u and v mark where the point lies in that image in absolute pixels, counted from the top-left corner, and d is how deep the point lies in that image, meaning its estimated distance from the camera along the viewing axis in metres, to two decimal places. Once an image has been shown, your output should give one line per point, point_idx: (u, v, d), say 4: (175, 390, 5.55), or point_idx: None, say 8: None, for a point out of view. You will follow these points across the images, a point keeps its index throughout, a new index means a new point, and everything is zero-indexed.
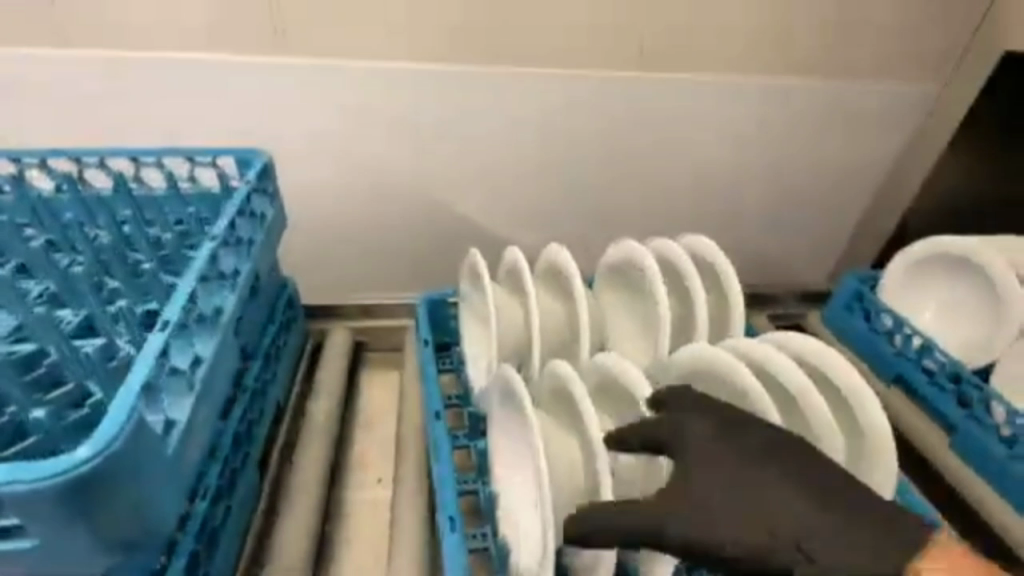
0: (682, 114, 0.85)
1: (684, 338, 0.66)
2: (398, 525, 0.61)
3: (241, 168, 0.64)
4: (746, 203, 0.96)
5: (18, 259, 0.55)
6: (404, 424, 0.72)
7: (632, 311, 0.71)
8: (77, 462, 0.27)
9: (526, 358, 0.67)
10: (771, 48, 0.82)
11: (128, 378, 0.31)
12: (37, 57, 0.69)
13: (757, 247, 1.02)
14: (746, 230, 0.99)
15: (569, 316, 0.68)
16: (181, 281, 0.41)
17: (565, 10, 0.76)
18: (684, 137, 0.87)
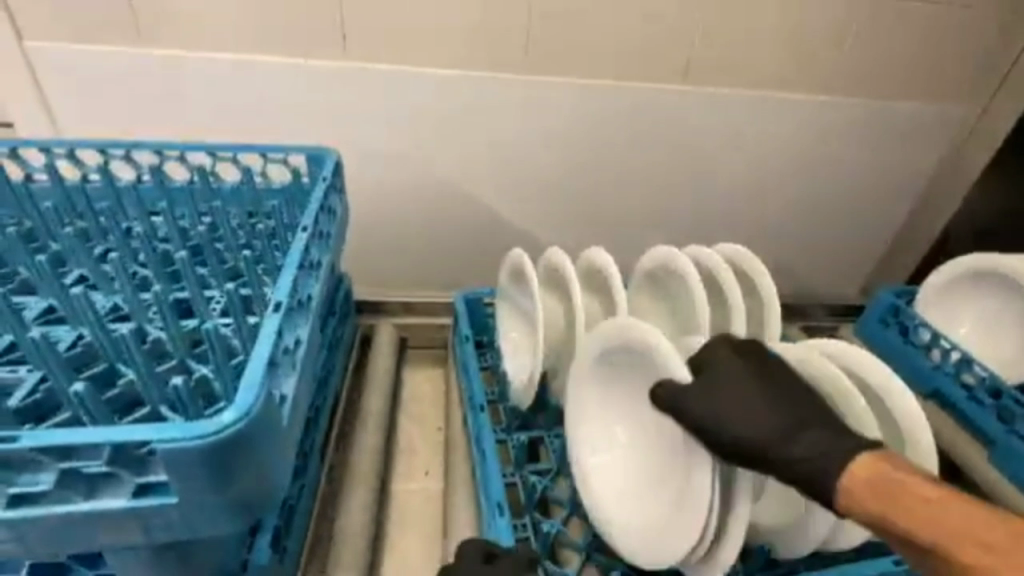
0: (723, 127, 0.87)
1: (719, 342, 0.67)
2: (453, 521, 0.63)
3: (311, 165, 0.67)
4: (775, 215, 0.97)
5: (107, 244, 0.58)
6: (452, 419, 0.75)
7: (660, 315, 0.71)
8: (223, 425, 0.28)
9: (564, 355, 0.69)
10: (795, 63, 0.82)
11: (254, 355, 0.33)
12: (114, 56, 0.73)
13: (787, 259, 1.03)
14: (776, 242, 1.01)
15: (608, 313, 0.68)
16: (283, 269, 0.44)
17: (578, 15, 0.76)
18: (724, 147, 0.89)
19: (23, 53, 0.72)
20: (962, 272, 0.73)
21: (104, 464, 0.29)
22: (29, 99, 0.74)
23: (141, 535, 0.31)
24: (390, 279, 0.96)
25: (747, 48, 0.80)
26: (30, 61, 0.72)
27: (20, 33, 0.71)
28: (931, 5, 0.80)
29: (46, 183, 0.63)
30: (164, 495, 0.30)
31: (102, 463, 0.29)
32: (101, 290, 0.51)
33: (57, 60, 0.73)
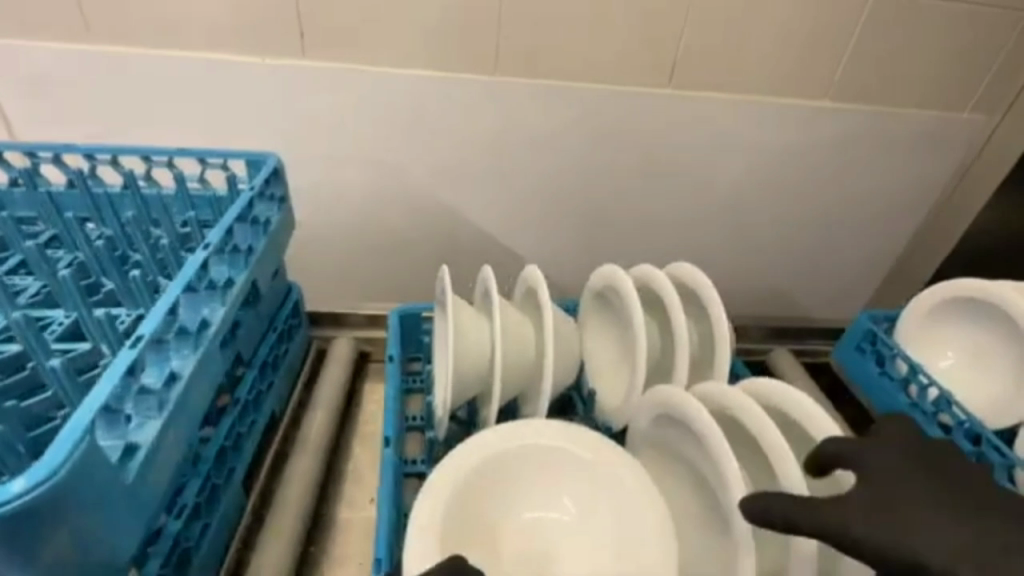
0: (713, 135, 0.81)
1: (665, 365, 0.64)
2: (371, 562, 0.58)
3: (250, 171, 0.62)
4: (768, 229, 0.92)
5: (19, 255, 0.54)
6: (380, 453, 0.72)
7: (614, 336, 0.68)
8: (11, 495, 0.25)
9: (487, 388, 0.61)
10: (789, 69, 0.76)
11: (82, 407, 0.29)
12: (54, 52, 0.67)
13: (780, 276, 0.97)
14: (768, 258, 0.95)
15: (540, 342, 0.62)
16: (164, 292, 0.40)
17: (556, 16, 0.70)
18: (714, 156, 0.83)
19: None
20: (947, 298, 0.67)
21: None
22: None
23: None
24: (359, 291, 0.91)
25: (736, 52, 0.74)
26: None
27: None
28: (943, 7, 0.73)
29: None
30: None
31: None
32: None
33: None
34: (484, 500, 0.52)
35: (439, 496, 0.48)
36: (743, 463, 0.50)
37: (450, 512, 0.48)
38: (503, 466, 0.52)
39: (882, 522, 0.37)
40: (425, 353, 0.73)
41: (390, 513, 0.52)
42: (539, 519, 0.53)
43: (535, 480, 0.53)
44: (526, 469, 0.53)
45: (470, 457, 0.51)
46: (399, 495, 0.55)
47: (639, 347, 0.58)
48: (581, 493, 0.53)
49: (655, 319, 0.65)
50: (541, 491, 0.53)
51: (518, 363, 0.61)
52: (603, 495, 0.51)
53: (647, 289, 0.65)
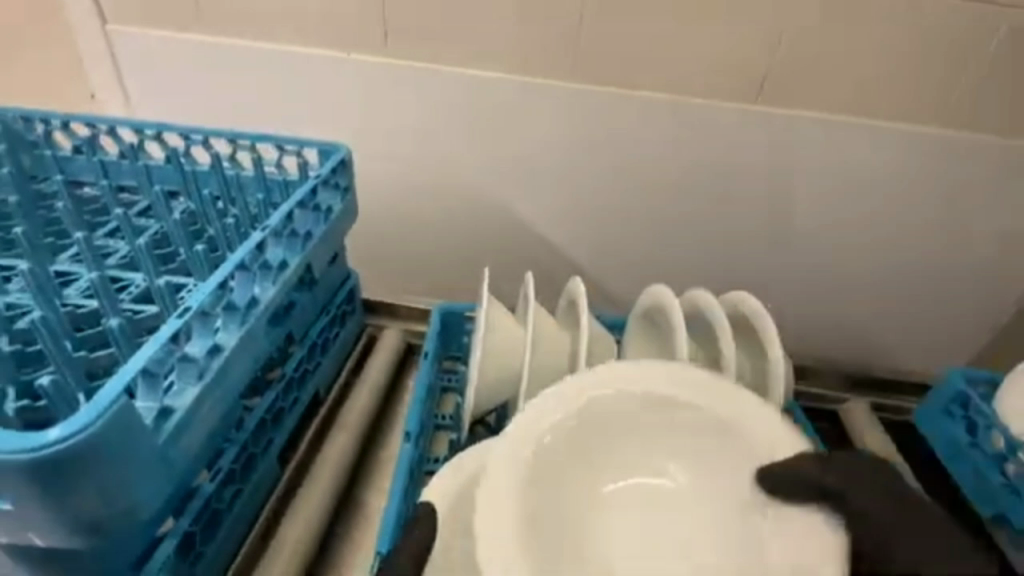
0: (808, 153, 0.73)
1: None
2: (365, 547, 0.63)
3: (321, 160, 0.65)
4: (868, 269, 0.80)
5: (113, 221, 0.59)
6: (396, 439, 0.73)
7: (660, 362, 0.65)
8: (47, 441, 0.27)
9: (515, 396, 0.60)
10: (895, 89, 0.69)
11: (125, 369, 0.32)
12: (175, 40, 0.74)
13: (880, 324, 0.84)
14: (866, 303, 0.82)
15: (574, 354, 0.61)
16: (219, 267, 0.42)
17: (636, 21, 0.68)
18: (808, 176, 0.74)
19: (104, 35, 0.75)
20: None
21: None
22: (102, 79, 0.78)
23: None
24: (410, 283, 0.88)
25: (834, 67, 0.68)
26: (109, 42, 0.75)
27: (104, 17, 0.74)
28: None
29: (85, 157, 0.67)
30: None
31: None
32: (82, 264, 0.53)
33: (131, 45, 0.75)
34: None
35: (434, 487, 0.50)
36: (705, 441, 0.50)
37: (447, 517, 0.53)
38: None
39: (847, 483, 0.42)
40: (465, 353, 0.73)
41: (397, 511, 0.53)
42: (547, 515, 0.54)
43: None
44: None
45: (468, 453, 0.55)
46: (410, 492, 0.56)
47: None
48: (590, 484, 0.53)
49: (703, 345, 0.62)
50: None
51: (550, 372, 0.60)
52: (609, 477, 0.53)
53: (698, 316, 0.62)
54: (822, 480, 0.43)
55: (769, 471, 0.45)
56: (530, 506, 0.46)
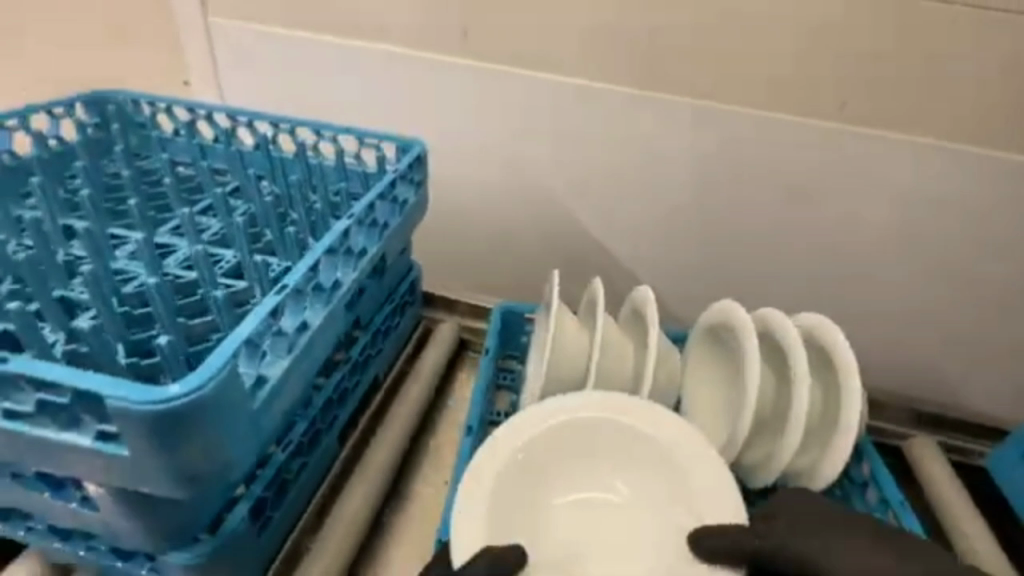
0: (892, 175, 0.70)
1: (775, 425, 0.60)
2: (412, 532, 0.65)
3: (398, 155, 0.68)
4: (949, 304, 0.75)
5: (207, 200, 0.64)
6: (446, 431, 0.75)
7: (723, 384, 0.64)
8: (168, 396, 0.29)
9: None
10: (991, 113, 0.65)
11: (232, 335, 0.34)
12: (269, 35, 0.79)
13: (959, 365, 0.78)
14: (945, 340, 0.77)
15: (638, 366, 0.61)
16: (310, 250, 0.44)
17: (716, 33, 0.67)
18: (890, 200, 0.71)
19: (206, 27, 0.81)
20: None
21: (67, 402, 0.30)
22: (199, 68, 0.83)
23: (96, 473, 0.32)
24: (465, 281, 0.90)
25: (924, 88, 0.65)
26: (209, 34, 0.81)
27: (207, 10, 0.80)
28: None
29: (183, 138, 0.71)
30: (116, 446, 0.31)
31: (65, 400, 0.30)
32: (182, 238, 0.57)
33: (229, 37, 0.81)
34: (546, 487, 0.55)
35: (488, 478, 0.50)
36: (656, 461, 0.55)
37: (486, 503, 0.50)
38: (549, 445, 0.54)
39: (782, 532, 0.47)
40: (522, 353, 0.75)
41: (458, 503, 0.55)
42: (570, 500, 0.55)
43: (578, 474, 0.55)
44: (580, 447, 0.55)
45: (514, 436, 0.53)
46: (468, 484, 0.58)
47: (748, 400, 0.56)
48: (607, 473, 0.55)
49: (771, 369, 0.61)
50: (602, 473, 0.55)
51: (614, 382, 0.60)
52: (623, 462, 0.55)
53: (767, 337, 0.61)
54: (742, 543, 0.47)
55: (698, 542, 0.48)
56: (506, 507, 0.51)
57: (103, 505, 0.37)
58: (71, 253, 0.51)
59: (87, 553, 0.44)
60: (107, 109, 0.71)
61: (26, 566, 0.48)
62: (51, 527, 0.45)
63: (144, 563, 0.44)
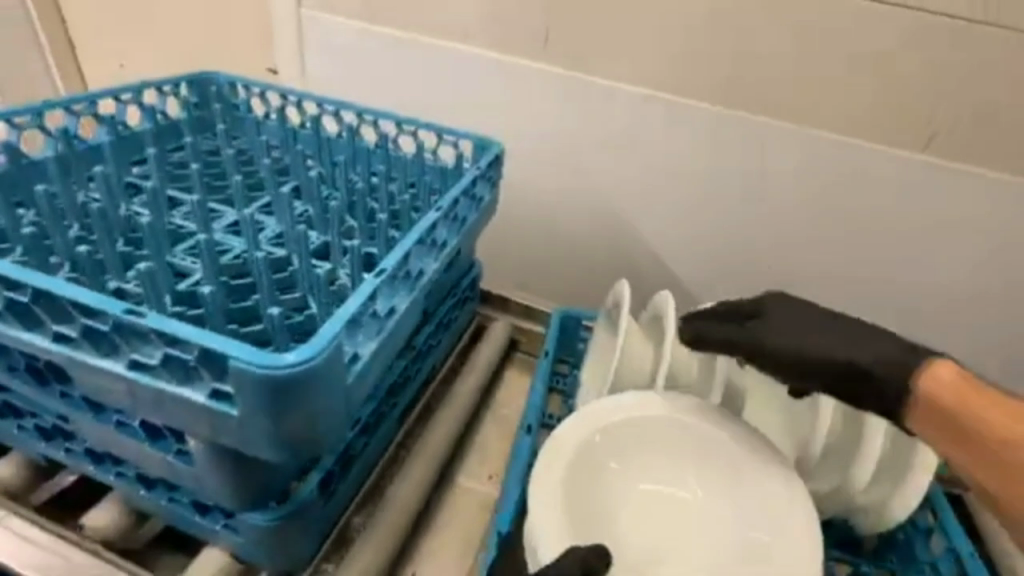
0: (970, 211, 0.69)
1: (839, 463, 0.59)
2: (456, 522, 0.66)
3: (476, 153, 0.69)
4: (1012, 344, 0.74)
5: (295, 182, 0.66)
6: (494, 427, 0.76)
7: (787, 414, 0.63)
8: (286, 363, 0.31)
9: None
10: None
11: (340, 311, 0.36)
12: (356, 28, 0.82)
13: None
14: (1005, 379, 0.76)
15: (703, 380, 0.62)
16: (401, 239, 0.46)
17: (805, 57, 0.66)
18: (965, 236, 0.70)
19: (298, 17, 0.84)
20: None
21: (191, 360, 0.32)
22: (288, 55, 0.87)
23: (205, 427, 0.34)
24: (519, 279, 0.91)
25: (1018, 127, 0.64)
26: (300, 24, 0.85)
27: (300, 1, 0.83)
28: None
29: (273, 122, 0.74)
30: (227, 405, 0.33)
31: (190, 357, 0.32)
32: (274, 216, 0.60)
33: (318, 28, 0.84)
34: (613, 482, 0.53)
35: (556, 475, 0.49)
36: (716, 469, 0.54)
37: (564, 495, 0.49)
38: (611, 445, 0.54)
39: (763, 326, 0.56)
40: (578, 359, 0.76)
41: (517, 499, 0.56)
42: (633, 499, 0.53)
43: (637, 476, 0.54)
44: (639, 449, 0.55)
45: (577, 433, 0.52)
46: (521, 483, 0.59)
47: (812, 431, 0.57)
48: (666, 476, 0.54)
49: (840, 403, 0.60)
50: (660, 476, 0.54)
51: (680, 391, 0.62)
52: (684, 466, 0.55)
53: None
54: (728, 334, 0.57)
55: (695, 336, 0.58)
56: (573, 500, 0.49)
57: (198, 461, 0.40)
58: (175, 222, 0.55)
59: (168, 503, 0.47)
60: (207, 90, 0.75)
61: (109, 510, 0.51)
62: (138, 476, 0.48)
63: (220, 518, 0.46)
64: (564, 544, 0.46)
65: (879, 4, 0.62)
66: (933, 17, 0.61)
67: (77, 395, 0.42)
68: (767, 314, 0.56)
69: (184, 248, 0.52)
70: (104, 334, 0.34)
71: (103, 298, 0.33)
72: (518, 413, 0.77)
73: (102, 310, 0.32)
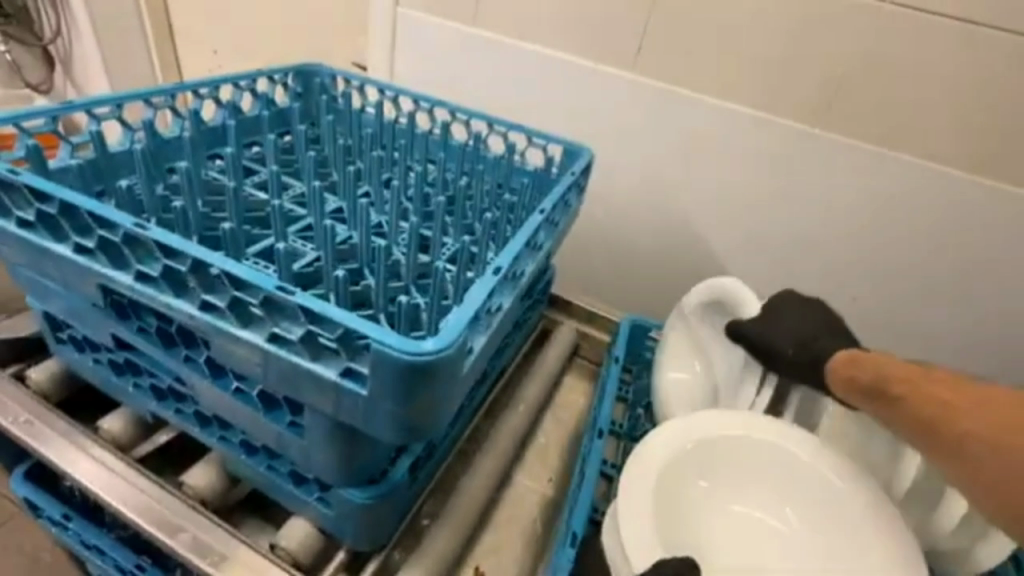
0: None
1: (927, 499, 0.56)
2: (518, 517, 0.66)
3: (565, 159, 0.70)
4: None
5: (391, 174, 0.69)
6: (555, 429, 0.76)
7: None
8: (426, 349, 0.31)
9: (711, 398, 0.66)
10: None
11: (464, 304, 0.37)
12: (448, 27, 0.84)
13: None
14: None
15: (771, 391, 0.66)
16: (510, 239, 0.47)
17: (917, 84, 0.63)
18: None
19: (394, 15, 0.87)
20: None
21: (333, 339, 0.34)
22: (381, 51, 0.90)
23: (331, 403, 0.36)
24: (585, 282, 0.92)
25: None
26: (396, 21, 0.88)
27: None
28: None
29: (370, 116, 0.76)
30: (359, 385, 0.34)
31: (331, 337, 0.34)
32: (375, 207, 0.62)
33: (412, 25, 0.87)
34: (693, 495, 0.53)
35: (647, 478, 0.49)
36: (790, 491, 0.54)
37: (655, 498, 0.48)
38: (691, 457, 0.53)
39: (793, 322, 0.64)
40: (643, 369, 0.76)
41: (588, 500, 0.57)
42: (708, 509, 0.53)
43: (709, 491, 0.54)
44: (716, 463, 0.54)
45: (667, 441, 0.52)
46: (592, 487, 0.59)
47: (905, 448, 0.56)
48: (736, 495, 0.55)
49: None
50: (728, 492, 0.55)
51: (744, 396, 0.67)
52: (755, 485, 0.55)
53: None
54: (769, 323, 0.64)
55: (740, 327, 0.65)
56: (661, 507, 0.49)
57: (310, 434, 0.42)
58: (287, 205, 0.58)
59: (266, 470, 0.50)
60: (312, 81, 0.78)
61: (207, 471, 0.54)
62: (241, 441, 0.50)
63: (314, 490, 0.49)
64: (655, 552, 0.44)
65: (997, 31, 0.58)
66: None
67: (201, 360, 0.45)
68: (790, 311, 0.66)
69: (296, 231, 0.55)
70: (249, 308, 0.36)
71: (255, 273, 0.35)
72: (580, 418, 0.77)
73: (255, 285, 0.34)
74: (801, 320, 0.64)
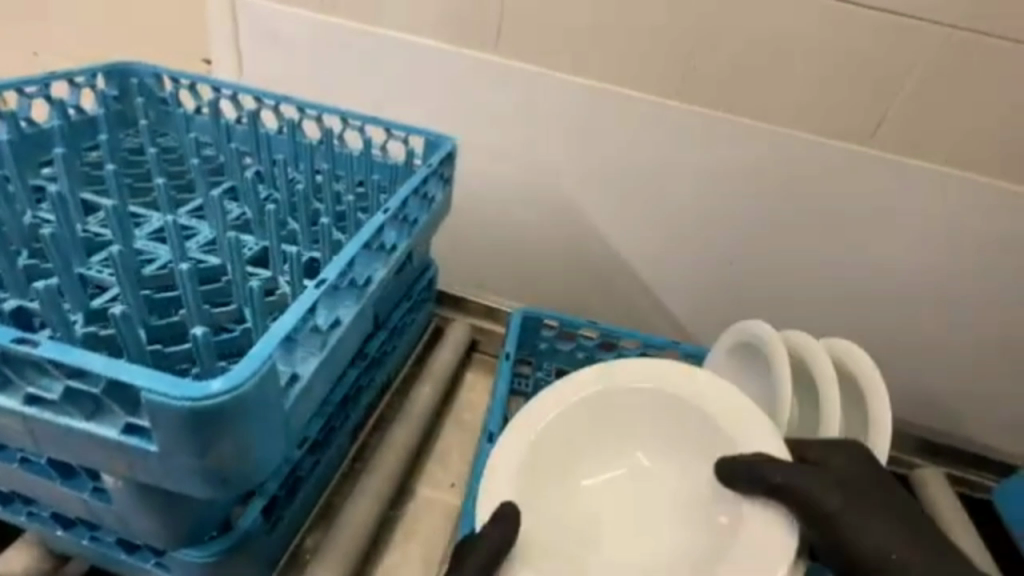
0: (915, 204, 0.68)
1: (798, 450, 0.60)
2: (417, 529, 0.63)
3: (427, 150, 0.65)
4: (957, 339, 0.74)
5: (230, 183, 0.61)
6: (454, 432, 0.73)
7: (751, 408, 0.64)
8: (208, 393, 0.27)
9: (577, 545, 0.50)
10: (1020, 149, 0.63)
11: (273, 329, 0.33)
12: (292, 15, 0.76)
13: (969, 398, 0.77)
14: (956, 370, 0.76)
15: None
16: (346, 245, 0.43)
17: (746, 52, 0.65)
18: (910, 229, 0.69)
19: (231, 6, 0.78)
20: None
21: (98, 392, 0.29)
22: (224, 47, 0.81)
23: (119, 466, 0.30)
24: (478, 278, 0.88)
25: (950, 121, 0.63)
26: (235, 13, 0.78)
27: None
28: None
29: (204, 118, 0.68)
30: (145, 440, 0.29)
31: (97, 390, 0.28)
32: (207, 220, 0.55)
33: (252, 16, 0.78)
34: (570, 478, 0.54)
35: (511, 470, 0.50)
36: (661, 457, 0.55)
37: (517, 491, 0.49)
38: (560, 443, 0.53)
39: (858, 524, 0.46)
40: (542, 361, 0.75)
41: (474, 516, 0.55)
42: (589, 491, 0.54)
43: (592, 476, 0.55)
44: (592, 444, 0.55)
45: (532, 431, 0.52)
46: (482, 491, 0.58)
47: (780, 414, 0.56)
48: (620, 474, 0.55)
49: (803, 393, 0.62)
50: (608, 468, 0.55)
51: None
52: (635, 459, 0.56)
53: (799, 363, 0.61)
54: (801, 483, 0.46)
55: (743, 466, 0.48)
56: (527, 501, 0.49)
57: (118, 500, 0.36)
58: (89, 230, 0.50)
59: (89, 544, 0.43)
60: (128, 82, 0.68)
61: (22, 553, 0.46)
62: (54, 515, 0.43)
63: (150, 556, 0.42)
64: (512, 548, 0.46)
65: None
66: (859, 9, 0.60)
67: None
68: (850, 481, 0.47)
69: (100, 260, 0.47)
70: None
71: None
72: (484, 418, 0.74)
73: None
74: (861, 500, 0.46)
